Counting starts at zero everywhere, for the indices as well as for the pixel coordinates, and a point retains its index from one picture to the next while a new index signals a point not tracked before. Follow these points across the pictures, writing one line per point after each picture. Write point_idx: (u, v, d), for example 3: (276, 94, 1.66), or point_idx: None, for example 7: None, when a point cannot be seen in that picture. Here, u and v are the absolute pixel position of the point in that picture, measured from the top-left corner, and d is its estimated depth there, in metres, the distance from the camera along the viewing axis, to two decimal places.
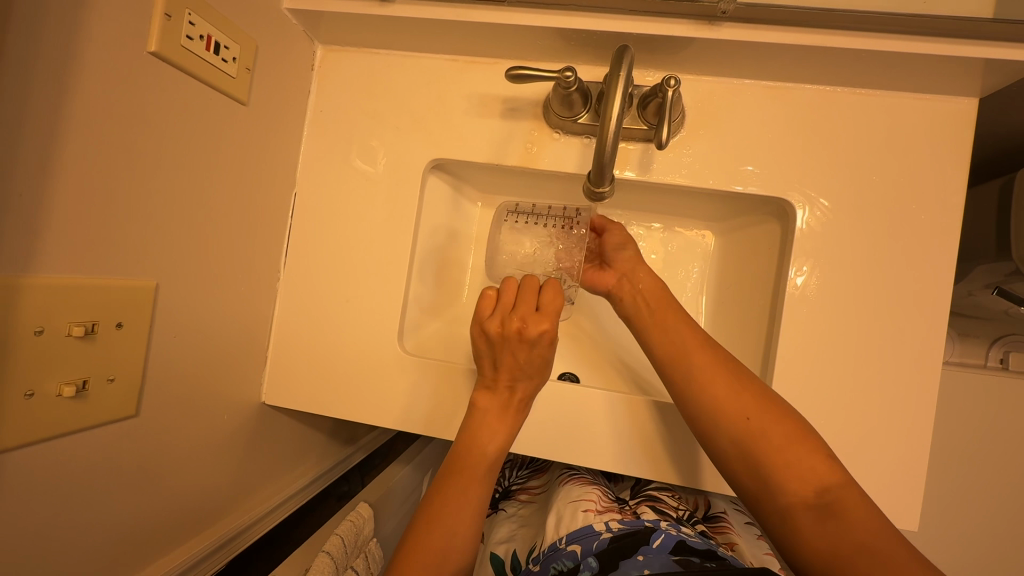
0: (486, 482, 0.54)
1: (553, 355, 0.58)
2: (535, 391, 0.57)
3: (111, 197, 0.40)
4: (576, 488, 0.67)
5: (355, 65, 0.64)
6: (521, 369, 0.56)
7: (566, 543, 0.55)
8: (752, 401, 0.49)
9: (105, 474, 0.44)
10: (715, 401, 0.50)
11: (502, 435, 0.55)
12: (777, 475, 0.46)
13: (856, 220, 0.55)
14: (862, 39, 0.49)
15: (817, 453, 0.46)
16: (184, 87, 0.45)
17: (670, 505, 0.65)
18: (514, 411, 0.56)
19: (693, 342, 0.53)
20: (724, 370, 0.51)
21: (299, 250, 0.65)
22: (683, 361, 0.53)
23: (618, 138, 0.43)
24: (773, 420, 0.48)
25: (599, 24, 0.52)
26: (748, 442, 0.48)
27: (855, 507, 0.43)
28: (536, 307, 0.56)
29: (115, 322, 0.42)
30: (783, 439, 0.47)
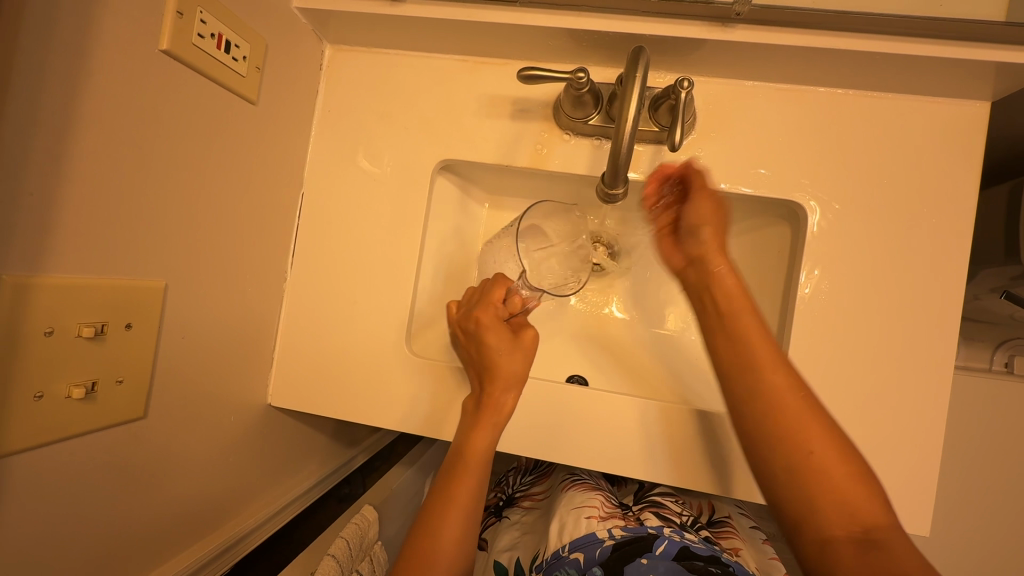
0: (471, 483, 0.55)
1: (516, 338, 0.59)
2: (513, 391, 0.57)
3: (121, 197, 0.40)
4: (579, 494, 0.67)
5: (363, 65, 0.64)
6: (485, 367, 0.58)
7: (568, 551, 0.55)
8: (829, 436, 0.44)
9: (111, 477, 0.43)
10: (791, 423, 0.45)
11: (481, 432, 0.56)
12: (827, 508, 0.42)
13: (868, 223, 0.55)
14: (876, 41, 0.49)
15: (878, 498, 0.42)
16: (195, 86, 0.45)
17: (673, 511, 0.65)
18: (495, 414, 0.56)
19: (772, 352, 0.48)
20: (798, 388, 0.46)
21: (306, 251, 0.65)
22: (755, 370, 0.47)
23: (634, 139, 0.42)
24: (841, 458, 0.43)
25: (611, 26, 0.52)
26: (805, 467, 0.44)
27: (905, 551, 0.39)
28: (484, 304, 0.61)
29: (125, 323, 0.41)
30: (853, 481, 0.42)
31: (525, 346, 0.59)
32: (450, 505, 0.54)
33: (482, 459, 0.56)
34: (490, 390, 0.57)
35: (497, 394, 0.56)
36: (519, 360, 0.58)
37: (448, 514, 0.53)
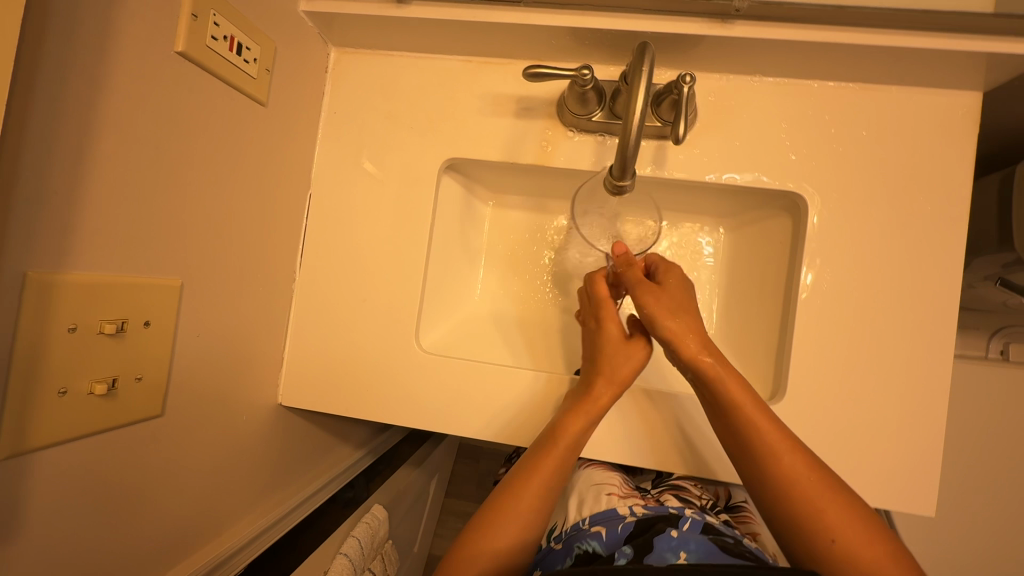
0: (554, 475, 0.52)
1: (642, 343, 0.58)
2: (615, 388, 0.55)
3: (139, 195, 0.41)
4: (597, 474, 0.66)
5: (369, 67, 0.65)
6: (594, 362, 0.58)
7: (589, 523, 0.55)
8: (847, 517, 0.47)
9: (129, 474, 0.44)
10: (818, 517, 0.47)
11: (579, 426, 0.53)
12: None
13: (867, 212, 0.56)
14: (870, 35, 0.50)
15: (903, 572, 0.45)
16: (209, 87, 0.46)
17: (694, 494, 0.65)
18: (591, 406, 0.54)
19: (786, 443, 0.50)
20: (813, 474, 0.49)
21: (315, 251, 0.65)
22: (767, 464, 0.49)
23: (641, 133, 0.43)
24: (867, 540, 0.46)
25: (613, 23, 0.53)
26: (835, 562, 0.46)
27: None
28: (596, 301, 0.60)
29: (143, 321, 0.42)
30: (878, 559, 0.45)
31: (635, 348, 0.58)
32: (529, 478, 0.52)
33: (574, 445, 0.53)
34: (592, 383, 0.56)
35: (598, 387, 0.55)
36: (628, 359, 0.57)
37: (525, 486, 0.52)
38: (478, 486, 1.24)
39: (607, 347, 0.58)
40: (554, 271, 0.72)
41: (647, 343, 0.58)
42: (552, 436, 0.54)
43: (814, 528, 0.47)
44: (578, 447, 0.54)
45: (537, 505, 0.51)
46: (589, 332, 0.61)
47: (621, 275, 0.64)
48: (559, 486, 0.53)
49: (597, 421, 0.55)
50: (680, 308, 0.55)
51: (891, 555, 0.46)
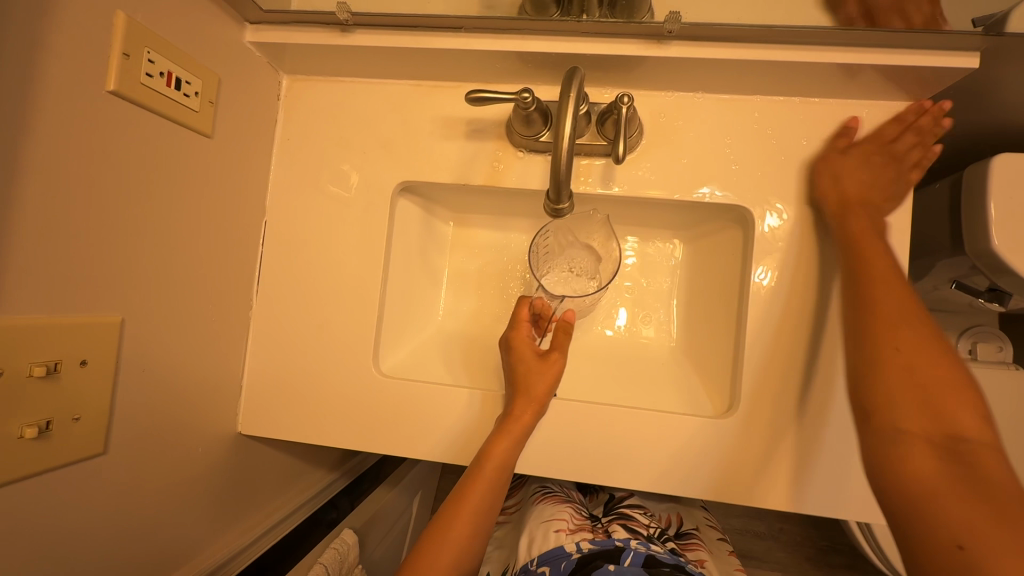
0: (485, 497, 0.55)
1: (556, 363, 0.60)
2: (534, 406, 0.57)
3: (71, 234, 0.40)
4: (550, 506, 0.68)
5: (321, 94, 0.65)
6: (512, 383, 0.59)
7: (537, 564, 0.56)
8: (920, 342, 0.44)
9: (72, 514, 0.43)
10: (890, 331, 0.45)
11: (504, 447, 0.55)
12: (907, 410, 0.41)
13: (812, 224, 0.57)
14: (803, 51, 0.51)
15: (975, 411, 0.40)
16: (147, 124, 0.46)
17: (642, 523, 0.66)
18: (513, 425, 0.56)
19: (888, 273, 0.48)
20: (904, 309, 0.46)
21: (271, 277, 0.65)
22: (865, 287, 0.48)
23: (573, 155, 0.44)
24: (935, 364, 0.42)
25: (553, 47, 0.54)
26: (879, 369, 0.44)
27: (991, 460, 0.37)
28: (512, 325, 0.64)
29: (79, 359, 0.42)
30: (945, 383, 0.41)
31: (550, 365, 0.60)
32: (460, 506, 0.54)
33: (500, 467, 0.55)
34: (514, 402, 0.58)
35: (517, 406, 0.57)
36: (543, 376, 0.59)
37: (458, 513, 0.54)
38: None
39: (523, 370, 0.59)
40: (514, 289, 0.72)
41: (560, 359, 0.61)
42: (480, 462, 0.55)
43: (876, 337, 0.45)
44: (506, 467, 0.56)
45: (470, 530, 0.54)
46: (504, 355, 0.63)
47: (546, 309, 0.64)
48: (491, 508, 0.56)
49: (522, 439, 0.56)
50: (853, 199, 0.54)
51: (961, 387, 0.41)
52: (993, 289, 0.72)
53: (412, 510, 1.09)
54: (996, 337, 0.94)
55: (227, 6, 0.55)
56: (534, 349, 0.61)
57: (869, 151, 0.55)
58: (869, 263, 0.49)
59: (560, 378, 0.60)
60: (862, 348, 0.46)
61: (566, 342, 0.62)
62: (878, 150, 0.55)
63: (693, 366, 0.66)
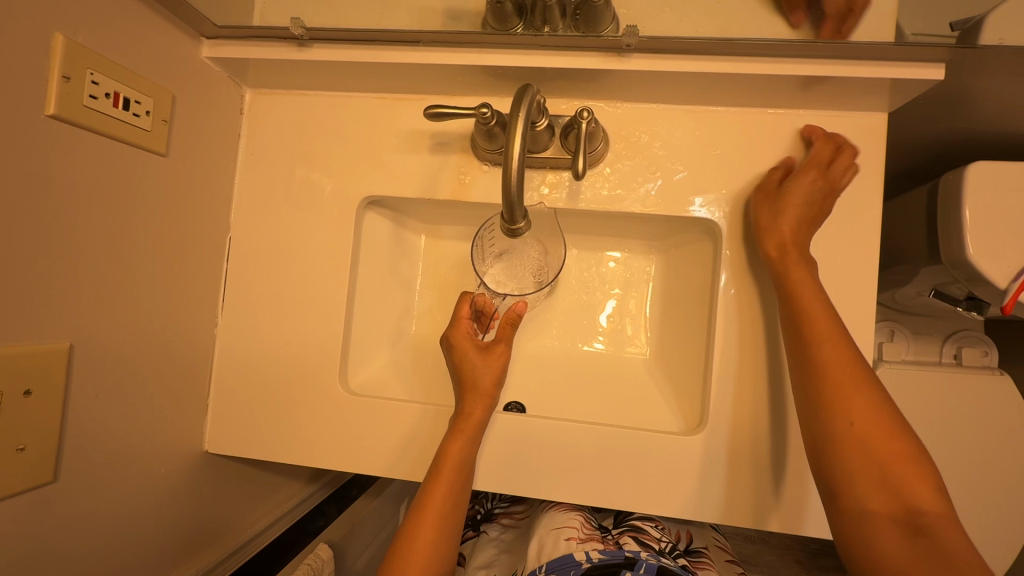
0: (451, 496, 0.54)
1: (500, 356, 0.60)
2: (483, 400, 0.57)
3: (11, 263, 0.40)
4: (559, 514, 0.69)
5: (283, 107, 0.64)
6: (459, 381, 0.59)
7: (545, 572, 0.59)
8: (870, 410, 0.47)
9: (20, 545, 0.43)
10: (842, 400, 0.47)
11: (460, 445, 0.55)
12: (871, 488, 0.45)
13: (780, 237, 0.56)
14: (765, 63, 0.50)
15: (926, 477, 0.45)
16: (94, 147, 0.45)
17: (653, 537, 0.66)
18: (466, 423, 0.56)
19: (830, 330, 0.50)
20: (852, 369, 0.48)
21: (237, 293, 0.65)
22: (811, 350, 0.49)
23: (523, 175, 0.43)
24: (886, 435, 0.46)
25: (512, 60, 0.53)
26: (842, 439, 0.47)
27: (947, 528, 0.43)
28: (452, 324, 0.62)
29: (23, 390, 0.41)
30: (896, 453, 0.45)
31: (495, 357, 0.59)
32: (423, 514, 0.54)
33: (458, 467, 0.55)
34: (463, 401, 0.58)
35: (469, 403, 0.57)
36: (489, 369, 0.59)
37: (423, 519, 0.53)
38: None
39: (466, 369, 0.59)
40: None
41: (506, 350, 0.60)
42: (437, 464, 0.55)
43: (831, 409, 0.48)
44: (464, 465, 0.55)
45: (436, 536, 0.53)
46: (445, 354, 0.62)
47: (490, 306, 0.65)
48: (458, 507, 0.55)
49: (476, 437, 0.56)
50: (792, 245, 0.52)
51: (913, 453, 0.45)
52: (970, 298, 0.72)
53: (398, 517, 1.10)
54: (980, 341, 0.92)
55: (180, 21, 0.54)
56: (476, 343, 0.60)
57: (812, 180, 0.52)
58: (809, 321, 0.50)
59: (507, 369, 0.60)
60: (823, 417, 0.48)
61: (513, 333, 0.62)
62: (818, 179, 0.53)
63: (666, 379, 0.65)
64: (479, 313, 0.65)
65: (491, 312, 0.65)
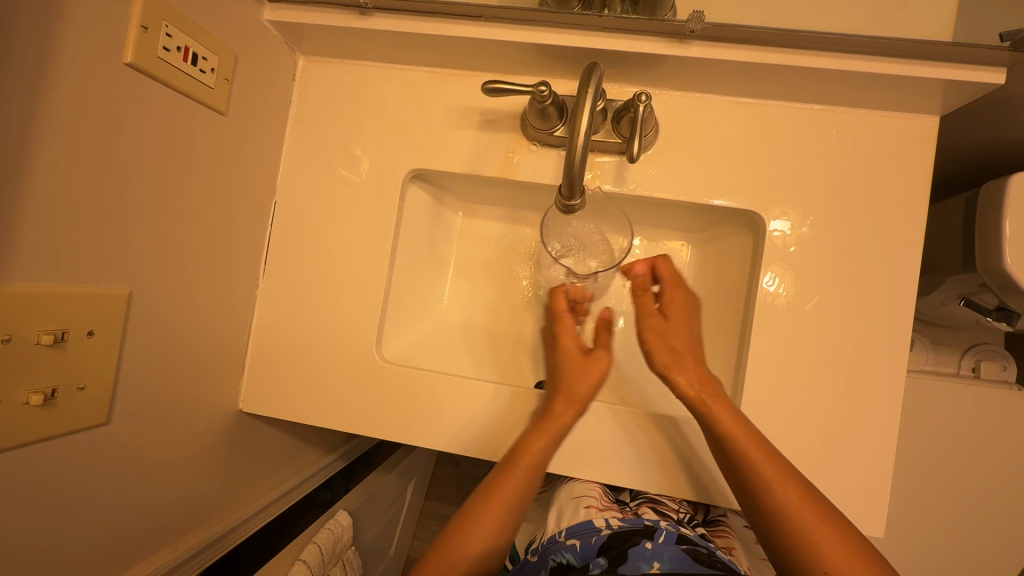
0: (521, 491, 0.54)
1: (601, 366, 0.58)
2: (574, 404, 0.56)
3: (83, 206, 0.40)
4: (579, 485, 0.71)
5: (336, 76, 0.65)
6: (555, 379, 0.59)
7: (565, 536, 0.60)
8: (769, 465, 0.49)
9: (74, 482, 0.44)
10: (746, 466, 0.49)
11: (541, 443, 0.55)
12: (795, 555, 0.46)
13: (823, 234, 0.57)
14: (824, 58, 0.50)
15: (840, 536, 0.45)
16: (161, 98, 0.46)
17: (672, 508, 0.68)
18: (551, 424, 0.55)
19: (717, 395, 0.53)
20: (748, 434, 0.50)
21: (279, 258, 0.66)
22: (702, 418, 0.52)
23: (586, 154, 0.43)
24: (781, 479, 0.48)
25: (572, 41, 0.54)
26: (757, 510, 0.49)
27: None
28: (553, 317, 0.63)
29: (86, 330, 0.42)
30: (806, 516, 0.46)
31: (594, 362, 0.58)
32: (489, 503, 0.54)
33: (535, 465, 0.55)
34: (554, 401, 0.57)
35: (558, 405, 0.56)
36: (587, 375, 0.57)
37: (485, 507, 0.54)
38: (456, 490, 1.26)
39: (564, 364, 0.59)
40: (522, 283, 0.72)
41: (607, 357, 0.59)
42: (514, 456, 0.55)
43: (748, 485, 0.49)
44: (540, 466, 0.55)
45: (498, 528, 0.53)
46: (548, 349, 0.63)
47: (581, 293, 0.65)
48: (524, 502, 0.55)
49: (558, 440, 0.55)
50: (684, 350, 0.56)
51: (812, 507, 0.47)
52: (1001, 308, 0.72)
53: (407, 494, 1.11)
54: (998, 356, 0.93)
55: None
56: (579, 345, 0.60)
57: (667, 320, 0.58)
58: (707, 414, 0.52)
59: (606, 376, 0.58)
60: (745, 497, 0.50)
61: (608, 339, 0.61)
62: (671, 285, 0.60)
63: None
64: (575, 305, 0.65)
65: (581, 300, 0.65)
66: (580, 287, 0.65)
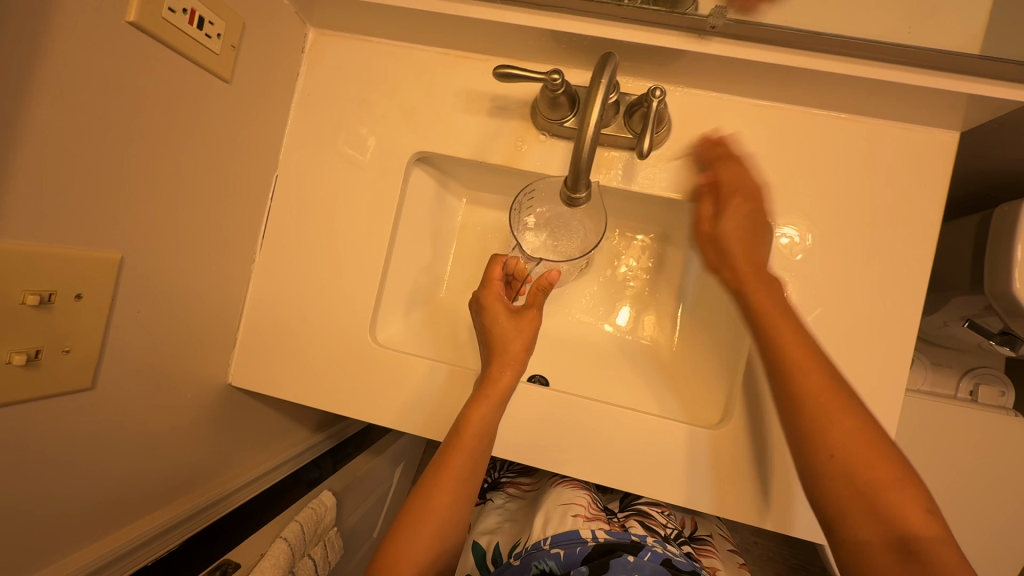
0: (471, 462, 0.56)
1: (531, 329, 0.61)
2: (512, 365, 0.58)
3: (77, 166, 0.39)
4: (568, 491, 0.72)
5: (346, 51, 0.63)
6: (489, 344, 0.60)
7: (549, 544, 0.59)
8: (856, 431, 0.44)
9: (57, 444, 0.43)
10: (824, 428, 0.45)
11: (485, 410, 0.55)
12: (859, 517, 0.43)
13: (831, 244, 0.56)
14: (847, 64, 0.49)
15: (919, 501, 0.42)
16: (165, 61, 0.45)
17: (659, 523, 0.70)
18: (491, 388, 0.57)
19: (805, 351, 0.48)
20: (824, 385, 0.46)
21: (278, 232, 0.65)
22: (785, 365, 0.47)
23: (595, 145, 0.42)
24: (873, 456, 0.43)
25: (589, 30, 0.52)
26: (821, 479, 0.45)
27: (943, 552, 0.40)
28: (484, 284, 0.64)
29: (74, 293, 0.41)
30: (883, 479, 0.42)
31: (524, 324, 0.61)
32: (440, 478, 0.55)
33: (480, 435, 0.56)
34: (493, 365, 0.58)
35: (497, 369, 0.58)
36: (520, 335, 0.60)
37: (437, 486, 0.55)
38: None
39: (496, 332, 0.60)
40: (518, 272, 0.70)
41: (537, 317, 0.61)
42: (458, 429, 0.55)
43: (813, 444, 0.45)
44: (486, 433, 0.56)
45: (453, 497, 0.55)
46: (474, 315, 0.64)
47: (521, 269, 0.65)
48: (477, 472, 0.57)
49: (500, 404, 0.56)
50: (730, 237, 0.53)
51: (900, 475, 0.42)
52: (1005, 332, 0.71)
53: (393, 479, 1.11)
54: (998, 380, 0.92)
55: None
56: (508, 309, 0.62)
57: (737, 210, 0.53)
58: (784, 347, 0.48)
59: (536, 335, 0.61)
60: (809, 462, 0.46)
61: (543, 300, 0.62)
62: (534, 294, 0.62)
63: (693, 376, 0.66)
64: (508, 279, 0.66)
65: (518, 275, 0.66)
66: (510, 258, 0.65)
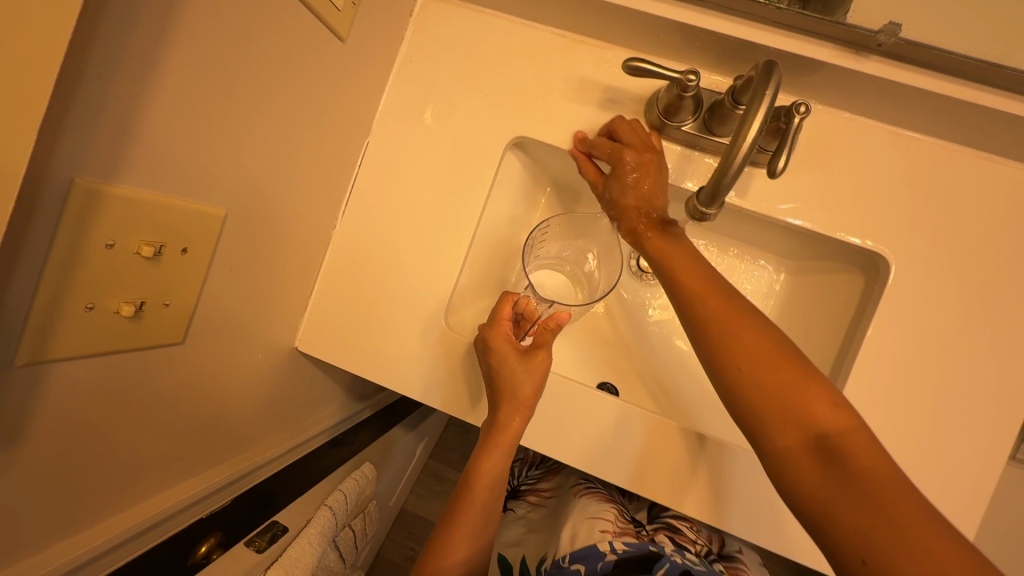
0: (485, 507, 0.57)
1: (539, 372, 0.57)
2: (520, 411, 0.56)
3: (202, 115, 0.38)
4: (593, 504, 0.70)
5: (456, 20, 0.60)
6: (494, 384, 0.57)
7: (569, 561, 0.58)
8: (756, 337, 0.42)
9: (142, 397, 0.42)
10: (727, 337, 0.43)
11: (495, 457, 0.57)
12: (779, 424, 0.40)
13: (950, 291, 0.52)
14: (1008, 101, 0.46)
15: (824, 394, 0.39)
16: (295, 11, 0.43)
17: (688, 539, 0.69)
18: (501, 436, 0.56)
19: (703, 278, 0.46)
20: (704, 281, 0.46)
21: (361, 201, 0.63)
22: (673, 271, 0.48)
23: (746, 161, 0.39)
24: (774, 361, 0.41)
25: (734, 30, 0.48)
26: (736, 401, 0.42)
27: (863, 449, 0.37)
28: (493, 323, 0.60)
29: (181, 247, 0.40)
30: (788, 383, 0.40)
31: (536, 364, 0.57)
32: (454, 532, 0.55)
33: (491, 482, 0.57)
34: (500, 410, 0.56)
35: (504, 414, 0.56)
36: (530, 377, 0.57)
37: (451, 542, 0.54)
38: (462, 455, 1.25)
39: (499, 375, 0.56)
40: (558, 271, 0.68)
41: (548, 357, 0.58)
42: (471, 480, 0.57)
43: (715, 350, 0.43)
44: (496, 479, 0.57)
45: (467, 551, 0.55)
46: (480, 354, 0.59)
47: (531, 310, 0.63)
48: (491, 515, 0.57)
49: (508, 449, 0.57)
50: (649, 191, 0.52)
51: (807, 377, 0.40)
52: None
53: (417, 452, 1.12)
54: None
55: None
56: (516, 347, 0.58)
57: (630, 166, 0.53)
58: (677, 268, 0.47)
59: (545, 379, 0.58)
60: (712, 365, 0.44)
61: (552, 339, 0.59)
62: (541, 334, 0.59)
63: None
64: (518, 318, 0.64)
65: (529, 317, 0.63)
66: (517, 296, 0.63)
